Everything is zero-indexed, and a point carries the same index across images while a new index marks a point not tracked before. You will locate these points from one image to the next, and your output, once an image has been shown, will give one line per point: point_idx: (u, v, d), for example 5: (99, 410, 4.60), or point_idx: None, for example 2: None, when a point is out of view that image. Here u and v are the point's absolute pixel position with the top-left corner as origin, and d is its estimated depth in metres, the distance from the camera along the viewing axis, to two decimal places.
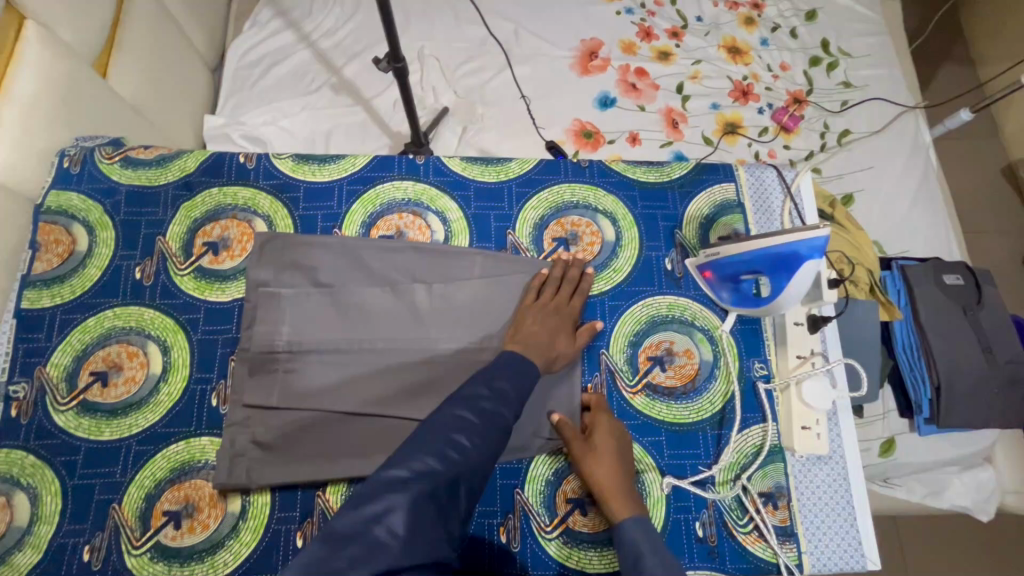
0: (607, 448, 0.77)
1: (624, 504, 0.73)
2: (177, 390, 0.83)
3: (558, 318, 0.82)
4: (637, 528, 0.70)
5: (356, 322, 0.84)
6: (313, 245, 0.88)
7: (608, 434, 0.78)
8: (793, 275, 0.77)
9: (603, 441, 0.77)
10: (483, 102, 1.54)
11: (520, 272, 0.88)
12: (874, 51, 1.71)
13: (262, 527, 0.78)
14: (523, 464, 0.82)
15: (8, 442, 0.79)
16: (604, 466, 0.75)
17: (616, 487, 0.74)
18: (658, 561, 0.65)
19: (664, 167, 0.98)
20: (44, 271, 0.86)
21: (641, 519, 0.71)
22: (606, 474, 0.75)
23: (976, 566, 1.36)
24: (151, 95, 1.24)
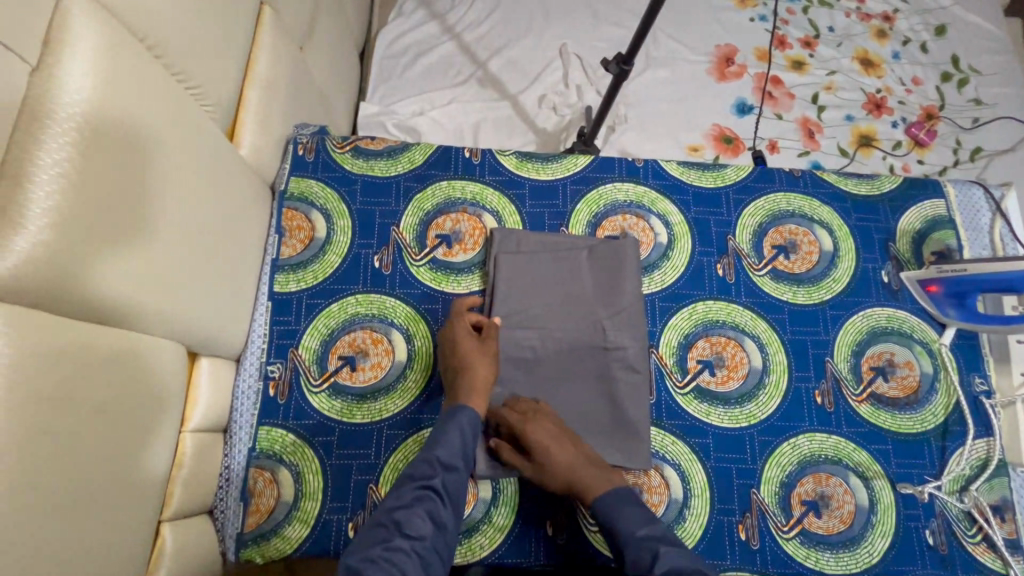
0: (546, 443, 0.76)
1: (591, 489, 0.73)
2: (423, 376, 0.86)
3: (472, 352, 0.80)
4: (607, 509, 0.71)
5: (594, 320, 0.86)
6: (548, 242, 0.90)
7: (539, 430, 0.77)
8: None
9: (538, 435, 0.77)
10: (624, 103, 1.56)
11: (612, 261, 0.89)
12: (1005, 69, 1.70)
13: (512, 514, 0.81)
14: (758, 464, 0.84)
15: (269, 420, 0.83)
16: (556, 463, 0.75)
17: (575, 476, 0.74)
18: (642, 515, 0.70)
19: (874, 180, 0.99)
20: (290, 256, 0.89)
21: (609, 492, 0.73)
22: (562, 471, 0.75)
23: None
24: (329, 83, 1.25)
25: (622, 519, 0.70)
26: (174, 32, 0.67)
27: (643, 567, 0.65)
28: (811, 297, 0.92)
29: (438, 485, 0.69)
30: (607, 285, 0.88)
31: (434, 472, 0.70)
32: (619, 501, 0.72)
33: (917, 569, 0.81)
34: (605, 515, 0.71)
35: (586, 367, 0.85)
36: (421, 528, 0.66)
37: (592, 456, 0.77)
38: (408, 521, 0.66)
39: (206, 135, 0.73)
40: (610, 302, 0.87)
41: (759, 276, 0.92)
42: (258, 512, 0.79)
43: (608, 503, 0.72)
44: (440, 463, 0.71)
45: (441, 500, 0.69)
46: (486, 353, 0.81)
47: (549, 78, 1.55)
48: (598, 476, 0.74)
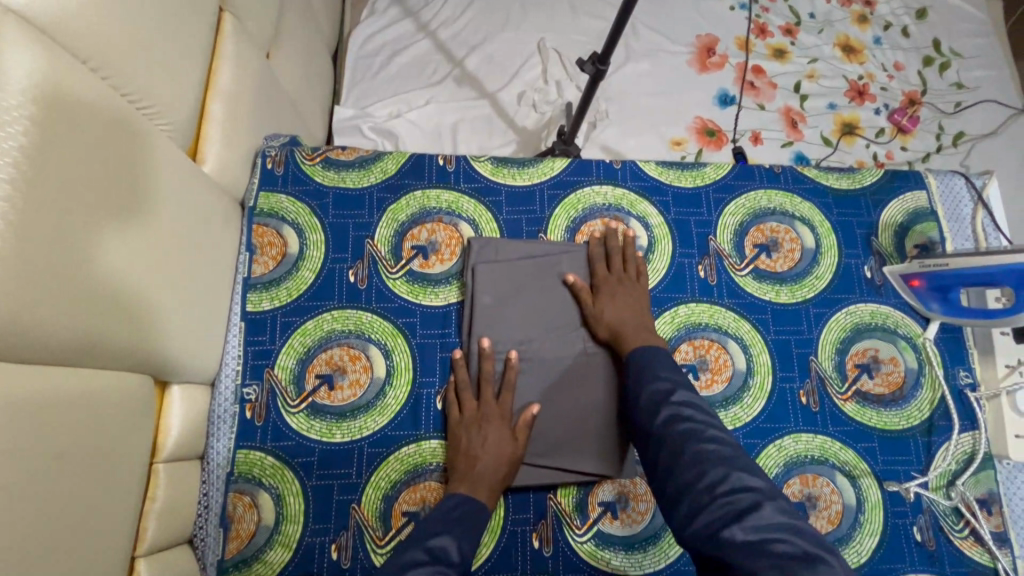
0: (619, 294, 0.84)
1: (633, 341, 0.79)
2: (403, 393, 0.84)
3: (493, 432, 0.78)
4: (640, 353, 0.76)
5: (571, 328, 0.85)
6: (525, 251, 0.88)
7: (615, 279, 0.86)
8: None
9: (615, 288, 0.85)
10: (604, 97, 1.54)
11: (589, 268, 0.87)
12: (985, 51, 1.69)
13: (498, 529, 0.80)
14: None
15: (246, 443, 0.81)
16: (613, 308, 0.82)
17: (624, 325, 0.81)
18: (670, 366, 0.74)
19: (855, 174, 0.98)
20: (262, 274, 0.87)
21: (651, 345, 0.78)
22: (614, 319, 0.82)
23: None
24: (299, 87, 1.22)
25: (649, 357, 0.75)
26: (120, 51, 0.64)
27: (659, 398, 0.69)
28: (794, 296, 0.91)
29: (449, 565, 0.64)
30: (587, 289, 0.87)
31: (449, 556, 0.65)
32: (653, 352, 0.76)
33: (905, 566, 0.81)
34: (637, 357, 0.76)
35: (569, 377, 0.83)
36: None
37: (650, 324, 0.82)
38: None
39: (163, 154, 0.70)
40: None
41: (741, 276, 0.91)
42: (239, 538, 0.77)
43: (646, 354, 0.76)
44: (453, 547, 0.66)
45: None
46: (505, 437, 0.78)
47: (527, 75, 1.52)
48: (642, 334, 0.80)
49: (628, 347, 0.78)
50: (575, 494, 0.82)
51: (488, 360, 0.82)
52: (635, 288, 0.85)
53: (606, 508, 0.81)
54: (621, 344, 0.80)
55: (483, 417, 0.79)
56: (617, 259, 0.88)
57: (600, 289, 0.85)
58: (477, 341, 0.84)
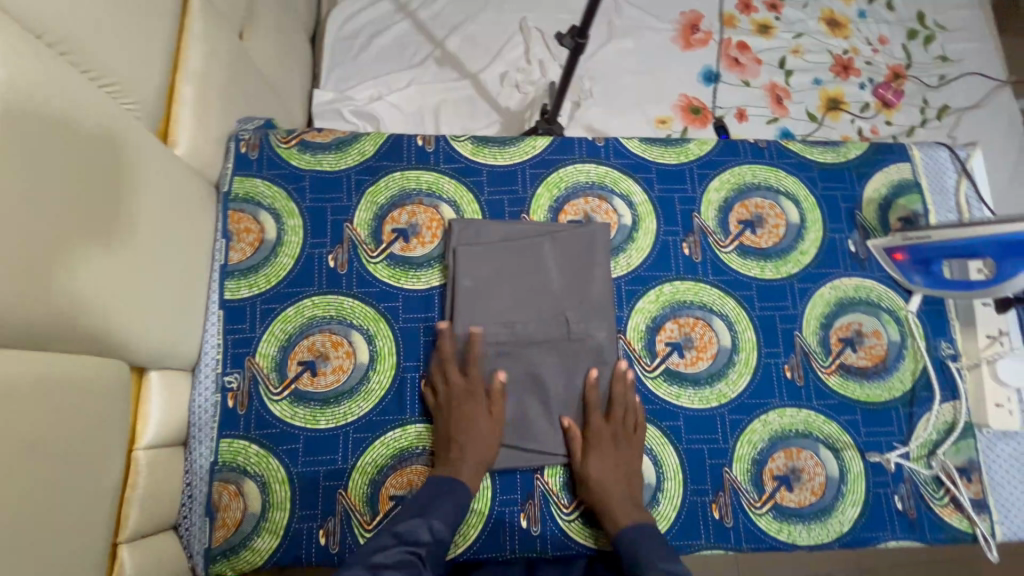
0: (613, 454, 0.78)
1: (619, 512, 0.75)
2: (387, 377, 0.83)
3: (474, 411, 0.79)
4: (627, 539, 0.73)
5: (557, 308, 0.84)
6: (508, 231, 0.87)
7: (609, 435, 0.79)
8: None
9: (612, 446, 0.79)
10: (588, 76, 1.51)
11: (571, 247, 0.86)
12: (969, 24, 1.69)
13: (486, 510, 0.80)
14: (729, 443, 0.84)
15: (229, 432, 0.80)
16: (603, 470, 0.77)
17: (610, 495, 0.76)
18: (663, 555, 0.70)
19: (839, 148, 0.97)
20: (239, 261, 0.85)
21: (640, 524, 0.74)
22: (604, 485, 0.77)
23: None
24: (275, 69, 1.19)
25: (638, 545, 0.72)
26: (76, 26, 0.61)
27: None
28: (778, 272, 0.91)
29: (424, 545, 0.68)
30: (567, 267, 0.86)
31: (424, 536, 0.69)
32: (641, 535, 0.73)
33: (887, 534, 0.82)
34: (624, 542, 0.73)
35: (555, 358, 0.83)
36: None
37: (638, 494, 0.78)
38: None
39: (131, 136, 0.68)
40: (574, 293, 0.85)
41: (726, 253, 0.91)
42: (225, 526, 0.77)
43: (635, 537, 0.73)
44: (431, 524, 0.70)
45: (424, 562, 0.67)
46: (487, 416, 0.79)
47: (509, 55, 1.49)
48: (630, 507, 0.76)
49: (613, 522, 0.75)
50: (562, 474, 0.82)
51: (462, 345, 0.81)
52: (630, 445, 0.80)
53: None
54: (604, 512, 0.76)
55: (459, 407, 0.78)
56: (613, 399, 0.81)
57: (591, 446, 0.79)
58: (455, 326, 0.83)
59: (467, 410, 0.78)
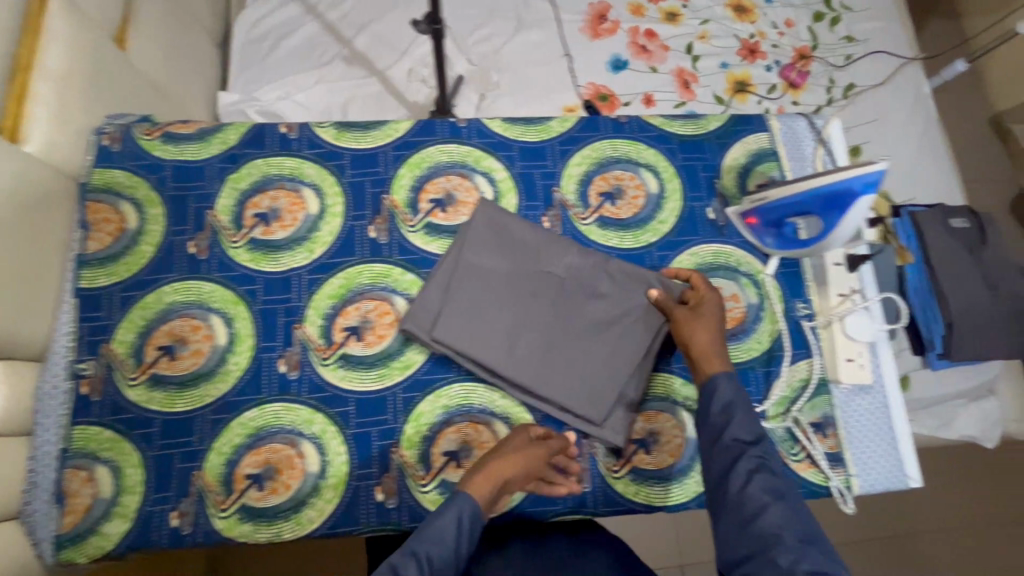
0: (709, 313, 0.81)
1: (710, 361, 0.77)
2: (245, 358, 0.84)
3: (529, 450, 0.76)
4: (718, 382, 0.75)
5: (519, 280, 0.86)
6: (442, 270, 0.87)
7: (704, 305, 0.82)
8: (846, 213, 0.79)
9: (707, 308, 0.81)
10: (496, 69, 1.54)
11: (512, 224, 0.88)
12: (874, 4, 1.73)
13: (343, 484, 0.81)
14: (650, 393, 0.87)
15: (83, 419, 0.80)
16: (700, 325, 0.80)
17: (707, 346, 0.78)
18: (743, 415, 0.73)
19: (699, 120, 1.00)
20: (97, 250, 0.86)
21: (730, 374, 0.76)
22: (697, 340, 0.79)
23: (972, 484, 1.52)
24: (168, 73, 1.20)
25: (724, 390, 0.75)
26: None
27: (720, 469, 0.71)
28: (637, 241, 0.92)
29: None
30: (517, 257, 0.87)
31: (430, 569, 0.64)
32: (731, 383, 0.75)
33: None
34: (715, 386, 0.75)
35: (567, 308, 0.86)
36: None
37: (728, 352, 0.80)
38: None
39: None
40: (523, 255, 0.87)
41: (586, 225, 0.93)
42: (75, 512, 0.77)
43: (727, 386, 0.75)
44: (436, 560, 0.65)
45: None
46: (533, 451, 0.76)
47: (417, 51, 1.52)
48: (725, 362, 0.78)
49: (703, 371, 0.77)
50: (419, 446, 0.82)
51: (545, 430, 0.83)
52: (720, 313, 0.82)
53: (449, 458, 0.82)
54: (697, 364, 0.78)
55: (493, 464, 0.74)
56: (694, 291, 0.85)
57: (685, 315, 0.81)
58: (507, 378, 0.82)
59: (497, 467, 0.74)
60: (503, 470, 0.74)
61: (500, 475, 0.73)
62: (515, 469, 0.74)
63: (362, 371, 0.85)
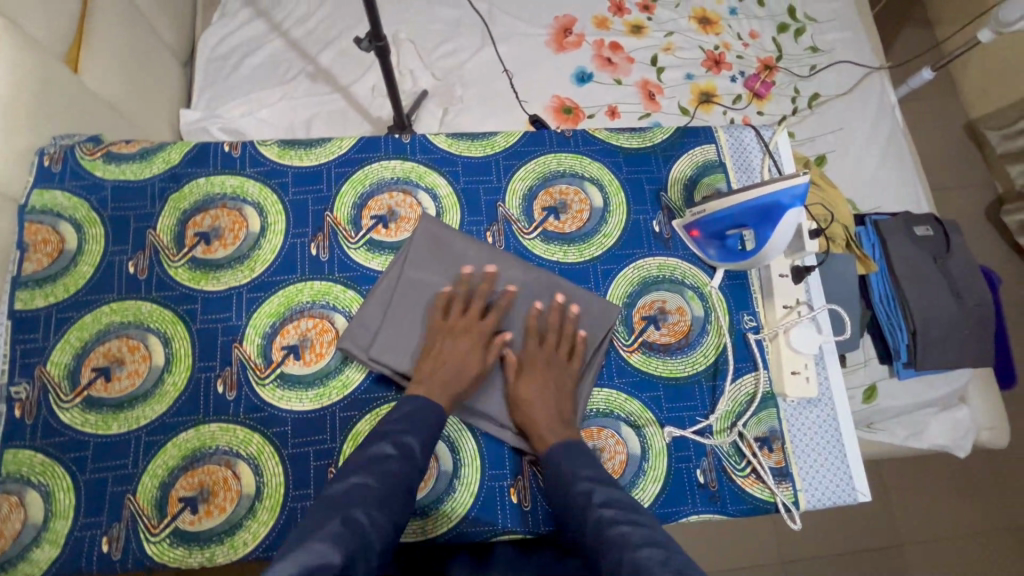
0: (536, 376, 0.80)
1: (544, 436, 0.76)
2: (181, 379, 0.84)
3: (461, 340, 0.81)
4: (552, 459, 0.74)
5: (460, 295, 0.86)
6: (378, 287, 0.86)
7: (534, 368, 0.81)
8: (776, 226, 0.79)
9: (535, 371, 0.81)
10: (460, 83, 1.55)
11: (455, 238, 0.88)
12: (839, 15, 1.75)
13: (278, 506, 0.79)
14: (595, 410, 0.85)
15: (15, 442, 0.79)
16: (531, 390, 0.79)
17: (536, 416, 0.77)
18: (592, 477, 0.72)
19: (646, 133, 1.00)
20: (34, 271, 0.86)
21: (564, 443, 0.75)
22: (529, 404, 0.78)
23: (944, 493, 1.51)
24: (126, 92, 1.21)
25: (562, 462, 0.73)
26: None
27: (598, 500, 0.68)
28: (581, 255, 0.92)
29: (381, 495, 0.66)
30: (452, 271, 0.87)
31: (379, 484, 0.66)
32: (565, 454, 0.74)
33: (687, 508, 0.82)
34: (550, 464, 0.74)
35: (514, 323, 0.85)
36: (367, 548, 0.60)
37: (562, 409, 0.79)
38: (354, 545, 0.59)
39: None
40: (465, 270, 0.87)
41: (529, 240, 0.92)
42: (3, 538, 0.76)
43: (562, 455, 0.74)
44: (388, 476, 0.68)
45: (385, 513, 0.65)
46: (466, 343, 0.81)
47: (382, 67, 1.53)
48: (559, 431, 0.77)
49: (539, 446, 0.76)
50: None
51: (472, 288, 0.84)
52: (560, 373, 0.82)
53: None
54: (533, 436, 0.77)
55: (441, 370, 0.78)
56: (531, 344, 0.83)
57: (516, 386, 0.80)
58: None
59: (439, 372, 0.78)
60: (450, 376, 0.78)
61: (451, 379, 0.78)
62: (456, 369, 0.79)
63: (300, 390, 0.84)
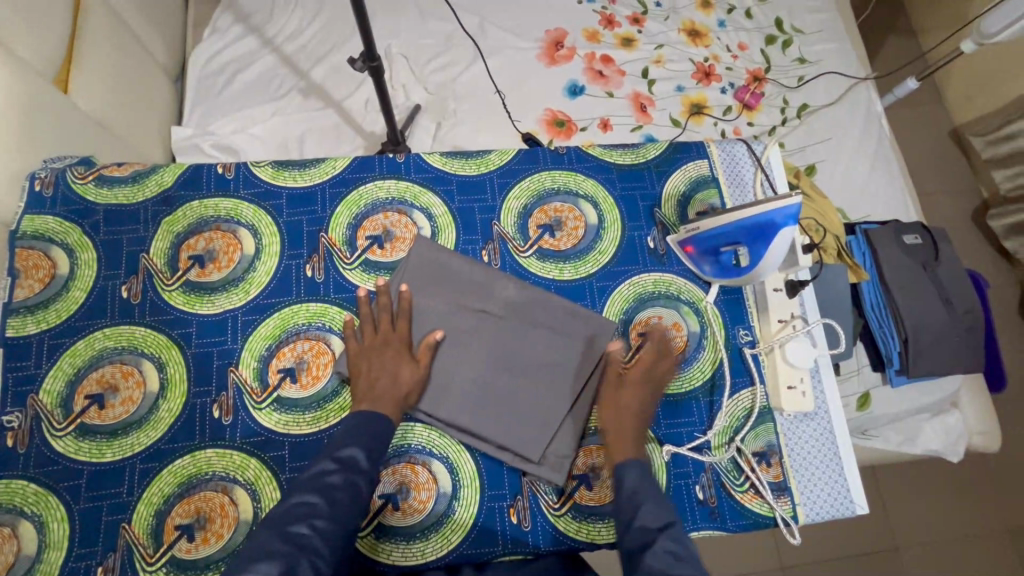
0: (635, 391, 0.82)
1: (624, 448, 0.77)
2: (177, 405, 0.83)
3: (381, 353, 0.81)
4: (622, 467, 0.76)
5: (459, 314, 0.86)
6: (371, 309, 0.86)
7: (632, 381, 0.83)
8: (770, 245, 0.80)
9: (633, 387, 0.82)
10: (453, 98, 1.56)
11: (451, 257, 0.88)
12: (826, 26, 1.78)
13: None
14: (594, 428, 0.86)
15: (8, 473, 0.78)
16: (624, 403, 0.81)
17: (621, 429, 0.79)
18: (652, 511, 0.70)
19: (639, 150, 1.01)
20: (26, 297, 0.85)
21: (639, 460, 0.76)
22: (617, 416, 0.80)
23: (939, 497, 1.52)
24: (116, 111, 1.20)
25: (631, 476, 0.74)
26: None
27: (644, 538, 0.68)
28: (577, 272, 0.93)
29: (325, 506, 0.66)
30: (431, 287, 0.87)
31: (321, 496, 0.67)
32: (637, 471, 0.75)
33: (687, 525, 0.82)
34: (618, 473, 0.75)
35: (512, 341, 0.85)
36: (310, 557, 0.62)
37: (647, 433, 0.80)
38: (296, 559, 0.61)
39: None
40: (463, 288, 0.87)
41: (525, 258, 0.93)
42: None
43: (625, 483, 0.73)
44: (332, 489, 0.68)
45: (334, 522, 0.66)
46: (388, 357, 0.81)
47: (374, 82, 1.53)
48: (637, 449, 0.78)
49: (614, 458, 0.77)
50: None
51: (384, 296, 0.84)
52: (653, 397, 0.83)
53: (386, 500, 0.80)
54: (612, 445, 0.79)
55: (374, 387, 0.78)
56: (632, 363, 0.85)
57: (611, 396, 0.82)
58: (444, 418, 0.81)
59: (365, 389, 0.78)
60: (383, 392, 0.78)
61: (384, 394, 0.78)
62: (384, 385, 0.79)
63: (297, 414, 0.84)
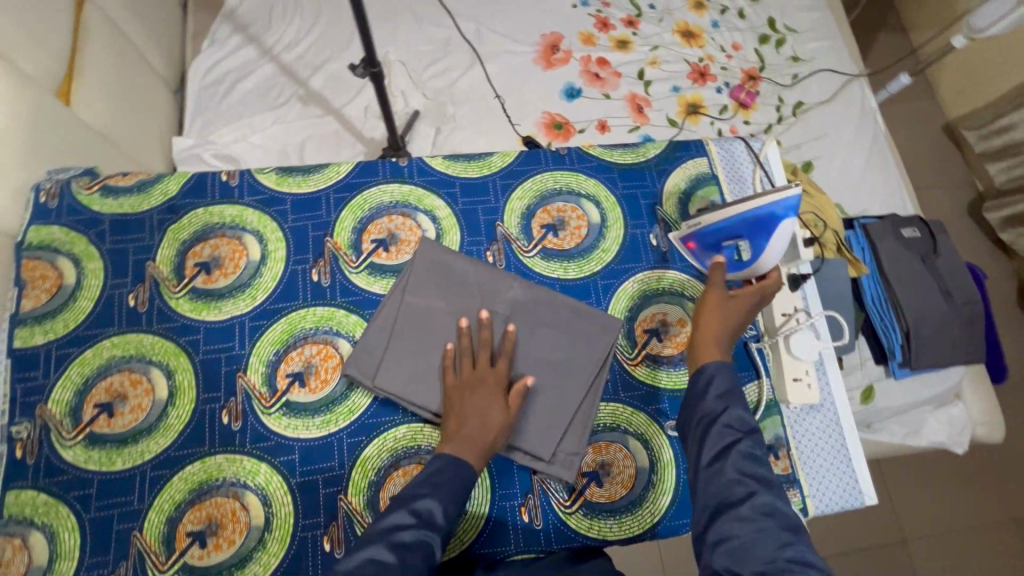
0: (737, 302, 0.81)
1: (709, 349, 0.77)
2: (186, 412, 0.83)
3: (477, 394, 0.77)
4: (710, 369, 0.74)
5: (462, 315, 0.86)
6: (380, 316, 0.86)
7: (742, 300, 0.81)
8: (772, 237, 0.81)
9: (739, 298, 0.81)
10: (452, 102, 1.57)
11: (452, 259, 0.88)
12: (818, 25, 1.80)
13: (288, 536, 0.79)
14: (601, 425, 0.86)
15: (17, 483, 0.78)
16: (723, 312, 0.80)
17: (711, 332, 0.78)
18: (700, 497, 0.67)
19: (638, 148, 1.02)
20: (33, 308, 0.85)
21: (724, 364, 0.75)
22: (713, 320, 0.79)
23: (944, 488, 1.52)
24: (117, 122, 1.20)
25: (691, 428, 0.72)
26: None
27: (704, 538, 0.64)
28: (581, 271, 0.93)
29: (396, 565, 0.62)
30: (434, 289, 0.87)
31: (394, 555, 0.63)
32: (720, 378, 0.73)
33: None
34: (705, 374, 0.74)
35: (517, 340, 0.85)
36: None
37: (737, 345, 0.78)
38: None
39: None
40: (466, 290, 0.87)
41: (529, 258, 0.93)
42: None
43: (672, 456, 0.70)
44: (404, 548, 0.64)
45: None
46: (485, 398, 0.76)
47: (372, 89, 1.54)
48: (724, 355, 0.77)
49: (698, 358, 0.77)
50: (366, 493, 0.81)
51: (486, 330, 0.81)
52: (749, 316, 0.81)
53: None
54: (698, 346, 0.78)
55: (465, 426, 0.74)
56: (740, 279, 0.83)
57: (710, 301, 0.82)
58: None
59: (460, 429, 0.74)
60: (476, 432, 0.74)
61: (480, 436, 0.74)
62: (478, 426, 0.74)
63: (306, 418, 0.84)
